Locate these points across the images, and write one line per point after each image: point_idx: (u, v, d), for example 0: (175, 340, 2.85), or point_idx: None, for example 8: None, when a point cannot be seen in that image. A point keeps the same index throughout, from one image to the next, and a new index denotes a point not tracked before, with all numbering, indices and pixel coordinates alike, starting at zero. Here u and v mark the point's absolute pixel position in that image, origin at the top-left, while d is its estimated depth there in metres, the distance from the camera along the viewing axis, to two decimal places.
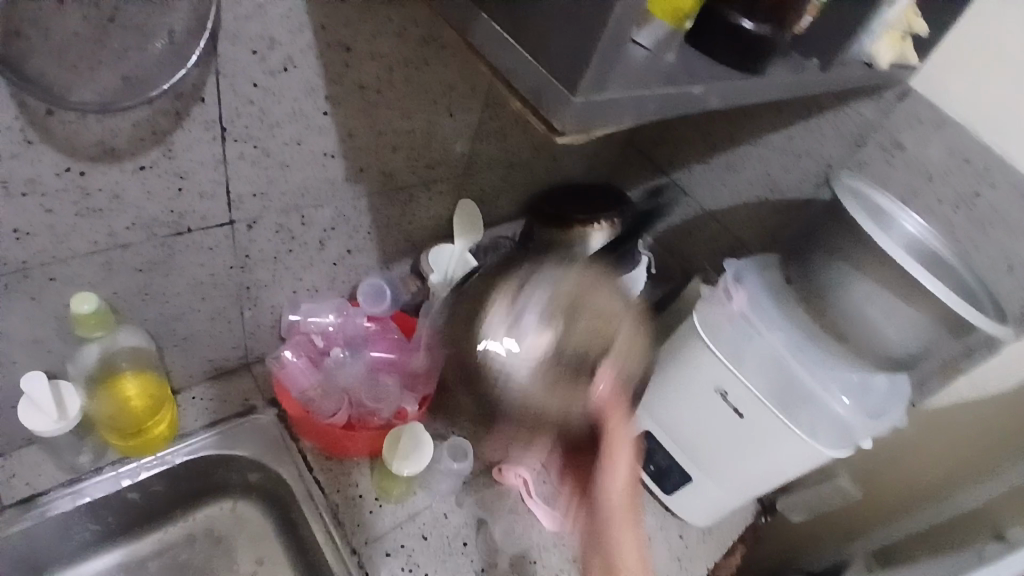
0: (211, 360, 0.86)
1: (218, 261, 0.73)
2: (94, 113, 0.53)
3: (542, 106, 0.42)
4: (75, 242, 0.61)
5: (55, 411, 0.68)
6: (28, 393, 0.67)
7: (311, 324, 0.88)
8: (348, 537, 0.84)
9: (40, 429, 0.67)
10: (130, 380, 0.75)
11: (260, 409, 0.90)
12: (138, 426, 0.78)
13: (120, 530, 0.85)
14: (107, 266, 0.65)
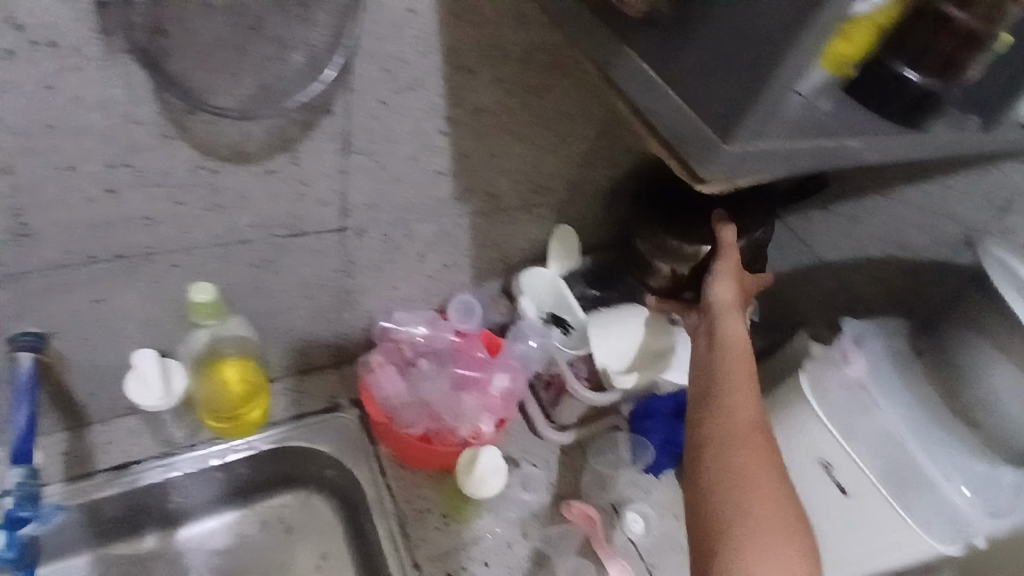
0: (305, 356, 0.89)
1: (325, 264, 0.76)
2: (234, 117, 0.57)
3: (688, 152, 0.43)
4: (199, 233, 0.66)
5: (161, 388, 0.72)
6: (139, 367, 0.71)
7: (402, 333, 0.89)
8: (410, 551, 0.83)
9: (145, 403, 0.71)
10: (230, 365, 0.77)
11: (344, 409, 0.93)
12: (233, 411, 0.79)
13: (202, 506, 0.89)
14: (224, 259, 0.69)
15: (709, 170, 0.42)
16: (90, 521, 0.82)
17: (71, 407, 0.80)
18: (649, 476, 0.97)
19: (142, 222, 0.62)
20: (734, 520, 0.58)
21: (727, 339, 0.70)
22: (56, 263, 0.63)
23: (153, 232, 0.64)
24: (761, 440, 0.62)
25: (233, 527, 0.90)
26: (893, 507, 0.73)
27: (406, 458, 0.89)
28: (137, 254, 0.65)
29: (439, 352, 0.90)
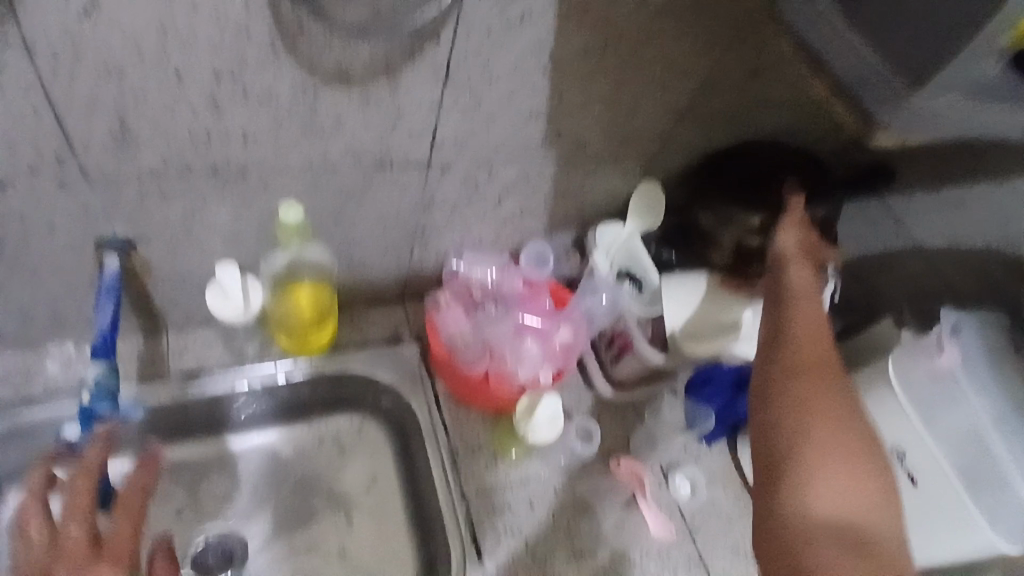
0: (374, 288, 0.90)
1: (406, 198, 0.76)
2: (351, 35, 0.58)
3: (866, 94, 0.52)
4: (290, 154, 0.66)
5: (241, 302, 0.75)
6: (221, 280, 0.74)
7: (472, 274, 0.89)
8: (460, 484, 0.86)
9: (225, 315, 0.74)
10: (306, 287, 0.79)
11: (405, 342, 0.94)
12: (304, 331, 0.82)
13: (265, 418, 0.93)
14: (310, 184, 0.70)
15: (887, 115, 0.51)
16: (165, 420, 0.87)
17: (156, 312, 0.84)
18: (700, 444, 0.96)
19: (238, 138, 0.63)
20: (805, 445, 0.57)
21: (794, 281, 0.70)
22: (155, 170, 0.65)
23: (248, 149, 0.65)
24: (832, 377, 0.62)
25: (291, 441, 0.94)
26: (963, 503, 0.72)
27: (463, 397, 0.91)
28: (232, 171, 0.66)
29: (507, 297, 0.89)
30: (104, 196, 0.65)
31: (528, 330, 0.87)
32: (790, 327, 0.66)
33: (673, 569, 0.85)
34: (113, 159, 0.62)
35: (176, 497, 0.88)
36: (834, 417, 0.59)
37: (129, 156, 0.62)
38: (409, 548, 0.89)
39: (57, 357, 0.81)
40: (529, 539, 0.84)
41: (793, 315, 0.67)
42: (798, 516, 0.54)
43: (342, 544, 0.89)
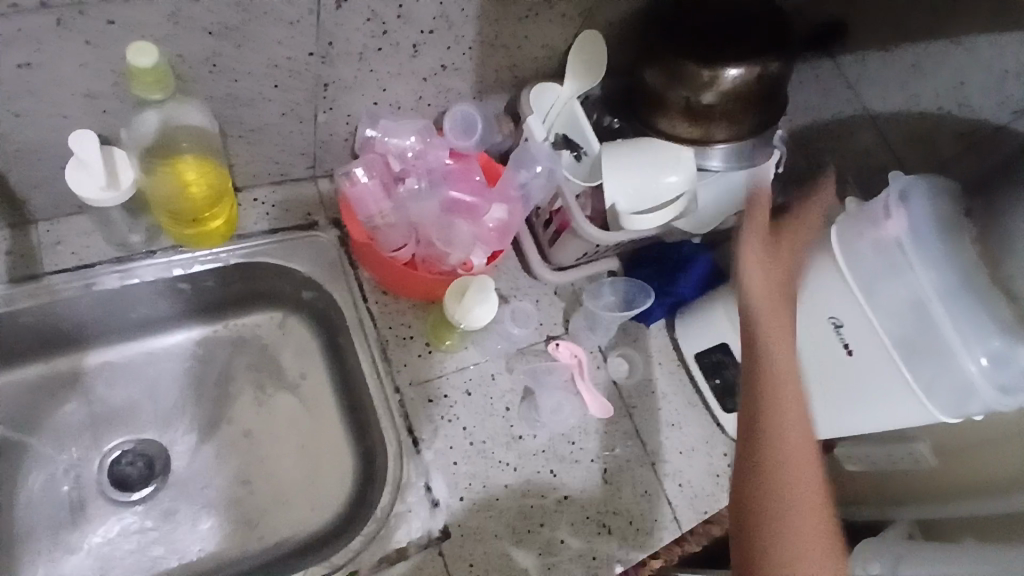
0: (279, 163, 0.79)
1: (299, 43, 0.64)
2: None
3: None
4: None
5: (108, 179, 0.63)
6: (79, 154, 0.61)
7: (389, 143, 0.78)
8: (391, 374, 0.80)
9: (89, 196, 0.62)
10: (188, 163, 0.68)
11: (322, 228, 0.84)
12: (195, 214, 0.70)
13: (169, 318, 0.84)
14: (171, 19, 0.57)
15: None
16: (46, 326, 0.76)
17: (11, 200, 0.71)
18: (640, 324, 0.93)
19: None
20: (786, 484, 0.62)
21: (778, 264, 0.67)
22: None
23: None
24: (789, 388, 0.65)
25: (202, 344, 0.86)
26: (897, 368, 0.72)
27: (390, 286, 0.83)
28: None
29: (432, 172, 0.80)
30: None
31: (457, 208, 0.78)
32: (762, 351, 0.66)
33: (612, 446, 0.84)
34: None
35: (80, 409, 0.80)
36: (806, 476, 0.62)
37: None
38: (342, 445, 0.83)
39: None
40: (467, 427, 0.80)
41: (760, 303, 0.65)
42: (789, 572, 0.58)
43: (268, 443, 0.83)
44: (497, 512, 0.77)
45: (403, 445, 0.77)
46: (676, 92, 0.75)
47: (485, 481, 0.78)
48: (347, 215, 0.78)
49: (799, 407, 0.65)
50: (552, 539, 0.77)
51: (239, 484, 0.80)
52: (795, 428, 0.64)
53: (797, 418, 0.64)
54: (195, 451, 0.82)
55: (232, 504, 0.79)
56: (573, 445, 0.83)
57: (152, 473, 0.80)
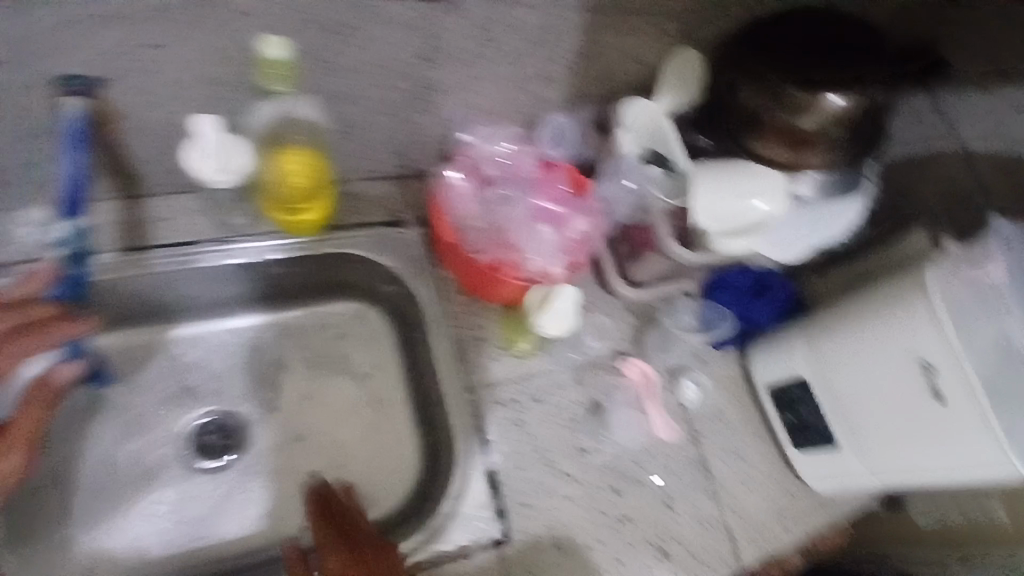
0: (373, 161, 0.82)
1: (409, 43, 0.67)
2: None
3: None
4: None
5: (216, 162, 0.67)
6: (199, 132, 0.66)
7: (483, 150, 0.80)
8: (463, 374, 0.81)
9: (199, 171, 0.67)
10: (294, 156, 0.71)
11: (407, 225, 0.87)
12: (291, 203, 0.74)
13: (255, 298, 0.88)
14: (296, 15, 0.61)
15: None
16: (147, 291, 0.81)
17: (128, 174, 0.76)
18: (712, 350, 0.91)
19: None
20: None
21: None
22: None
23: None
24: None
25: (282, 327, 0.90)
26: (988, 428, 0.64)
27: (469, 286, 0.84)
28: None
29: (521, 178, 0.82)
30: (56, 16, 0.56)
31: (546, 215, 0.80)
32: None
33: (675, 470, 0.82)
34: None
35: (171, 375, 0.85)
36: None
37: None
38: (407, 439, 0.86)
39: None
40: (536, 435, 0.80)
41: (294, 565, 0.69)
42: None
43: (338, 429, 0.86)
44: (554, 523, 0.76)
45: (472, 448, 0.78)
46: (774, 111, 0.72)
47: (547, 491, 0.78)
48: (438, 212, 0.79)
49: None
50: (609, 558, 0.76)
51: (305, 466, 0.83)
52: None
53: None
54: (268, 428, 0.85)
55: (299, 482, 0.82)
56: (637, 464, 0.82)
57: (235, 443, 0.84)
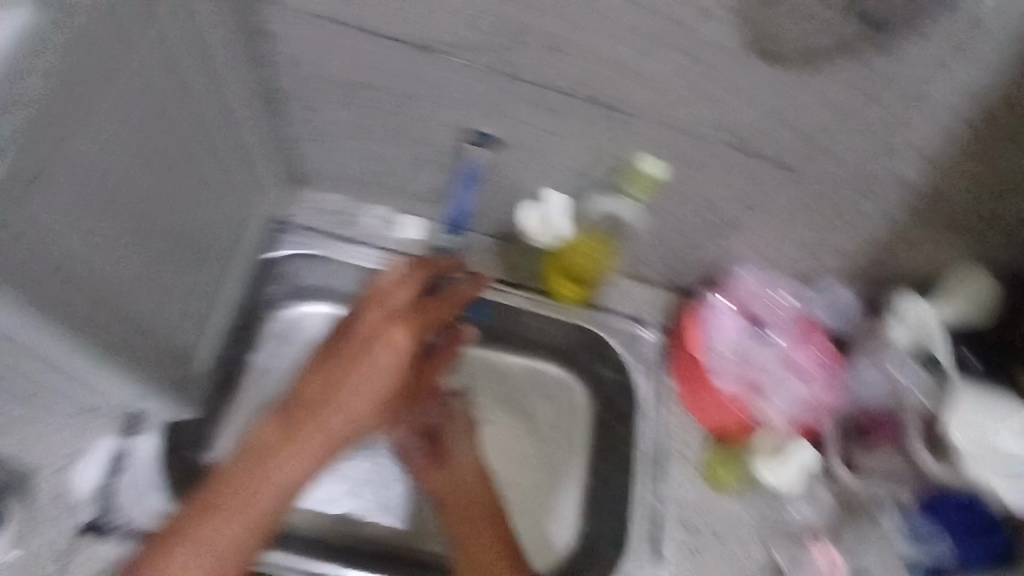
0: (649, 265, 0.90)
1: (736, 190, 0.75)
2: (792, 22, 0.56)
3: None
4: (667, 111, 0.67)
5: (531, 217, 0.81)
6: (545, 195, 0.80)
7: (758, 291, 0.86)
8: (655, 482, 0.84)
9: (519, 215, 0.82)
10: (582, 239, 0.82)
11: (652, 328, 0.93)
12: (560, 272, 0.89)
13: (490, 334, 0.99)
14: (672, 145, 0.70)
15: None
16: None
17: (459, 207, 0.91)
18: None
19: (639, 82, 0.64)
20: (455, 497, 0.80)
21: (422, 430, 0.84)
22: (551, 84, 0.68)
23: (626, 91, 0.66)
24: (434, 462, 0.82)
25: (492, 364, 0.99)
26: None
27: (687, 401, 0.88)
28: (611, 109, 0.68)
29: (779, 325, 0.86)
30: (494, 91, 0.70)
31: (796, 368, 0.84)
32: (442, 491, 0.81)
33: None
34: (534, 63, 0.66)
35: None
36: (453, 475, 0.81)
37: (543, 63, 0.65)
38: (571, 515, 0.90)
39: (374, 215, 0.95)
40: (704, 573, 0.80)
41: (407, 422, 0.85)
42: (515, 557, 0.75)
43: (510, 477, 0.92)
44: None
45: (639, 553, 0.80)
46: None
47: None
48: (691, 325, 0.87)
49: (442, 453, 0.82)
50: None
51: None
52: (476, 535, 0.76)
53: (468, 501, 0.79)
54: None
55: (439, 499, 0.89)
56: None
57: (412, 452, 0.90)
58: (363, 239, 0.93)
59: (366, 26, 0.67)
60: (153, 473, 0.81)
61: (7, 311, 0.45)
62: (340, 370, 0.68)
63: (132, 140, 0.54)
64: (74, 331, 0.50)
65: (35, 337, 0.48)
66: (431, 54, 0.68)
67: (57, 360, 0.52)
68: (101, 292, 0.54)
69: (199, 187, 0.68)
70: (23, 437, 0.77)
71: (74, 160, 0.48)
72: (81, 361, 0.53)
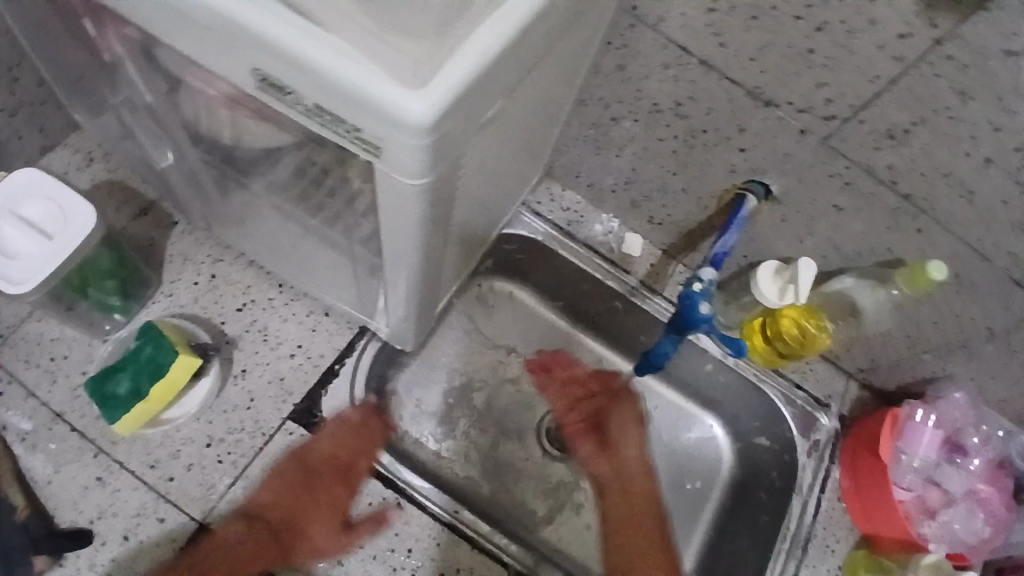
0: (850, 355, 0.92)
1: (990, 319, 0.77)
2: None
3: None
4: (973, 232, 0.70)
5: (774, 274, 0.85)
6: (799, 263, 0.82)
7: (959, 413, 0.87)
8: (798, 564, 0.87)
9: (764, 266, 0.86)
10: (810, 319, 0.86)
11: (831, 413, 0.93)
12: (769, 329, 0.89)
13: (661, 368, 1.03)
14: (957, 260, 0.74)
15: None
16: (609, 307, 1.01)
17: (691, 245, 0.95)
18: None
19: (961, 192, 0.68)
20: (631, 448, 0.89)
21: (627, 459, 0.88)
22: (871, 168, 0.71)
23: (952, 202, 0.69)
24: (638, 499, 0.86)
25: (653, 393, 1.04)
26: None
27: (849, 498, 0.89)
28: (916, 211, 0.72)
29: (972, 454, 0.86)
30: (810, 155, 0.74)
31: (976, 502, 0.84)
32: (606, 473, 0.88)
33: None
34: (866, 149, 0.70)
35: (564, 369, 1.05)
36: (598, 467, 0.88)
37: (873, 149, 0.69)
38: (688, 560, 0.96)
39: (602, 224, 0.99)
40: None
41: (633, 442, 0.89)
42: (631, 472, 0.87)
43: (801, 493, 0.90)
44: None
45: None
46: None
47: None
48: (885, 431, 0.85)
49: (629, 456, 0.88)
50: None
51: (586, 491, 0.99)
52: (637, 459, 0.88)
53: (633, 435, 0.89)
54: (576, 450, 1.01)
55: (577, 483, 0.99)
56: None
57: (557, 453, 1.00)
58: (582, 242, 0.98)
59: (719, 65, 0.70)
60: (353, 376, 0.85)
61: (418, 218, 0.53)
62: (637, 545, 0.83)
63: (537, 100, 0.61)
64: (423, 241, 0.57)
65: (411, 234, 0.56)
66: (769, 109, 0.72)
67: (407, 249, 0.59)
68: (453, 208, 0.60)
69: (514, 172, 0.75)
70: (255, 321, 0.85)
71: (497, 119, 0.53)
72: (413, 255, 0.60)
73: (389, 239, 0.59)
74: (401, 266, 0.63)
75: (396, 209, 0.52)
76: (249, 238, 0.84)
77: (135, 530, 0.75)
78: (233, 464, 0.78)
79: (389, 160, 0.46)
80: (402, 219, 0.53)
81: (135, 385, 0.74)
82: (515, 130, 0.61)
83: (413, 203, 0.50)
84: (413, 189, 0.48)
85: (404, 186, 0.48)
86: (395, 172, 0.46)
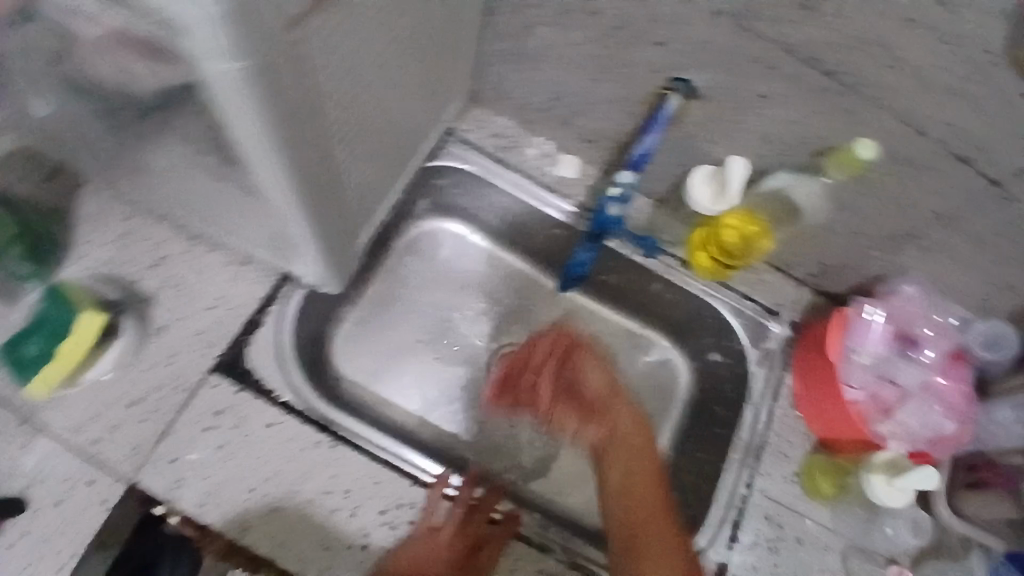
0: (797, 258, 0.88)
1: (933, 201, 0.73)
2: None
3: None
4: (903, 105, 0.65)
5: (708, 176, 0.82)
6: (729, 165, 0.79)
7: (912, 307, 0.84)
8: (752, 472, 0.83)
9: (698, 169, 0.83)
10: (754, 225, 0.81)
11: (783, 321, 0.90)
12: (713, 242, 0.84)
13: (611, 293, 1.00)
14: (892, 139, 0.69)
15: None
16: (551, 235, 0.98)
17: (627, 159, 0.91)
18: None
19: (887, 64, 0.62)
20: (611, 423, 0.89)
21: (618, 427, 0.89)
22: (790, 47, 0.66)
23: (878, 74, 0.64)
24: (643, 461, 0.85)
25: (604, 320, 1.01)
26: None
27: (803, 403, 0.86)
28: (842, 88, 0.67)
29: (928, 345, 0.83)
30: (727, 40, 0.68)
31: (934, 395, 0.81)
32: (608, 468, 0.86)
33: None
34: (783, 24, 0.64)
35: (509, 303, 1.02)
36: (634, 474, 0.84)
37: (792, 26, 0.63)
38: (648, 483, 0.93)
39: (535, 147, 0.95)
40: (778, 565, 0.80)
41: (618, 465, 0.86)
42: (622, 422, 0.89)
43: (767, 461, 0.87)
44: None
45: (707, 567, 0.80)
46: None
47: None
48: (834, 327, 0.82)
49: (644, 453, 0.86)
50: None
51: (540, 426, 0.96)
52: (641, 485, 0.83)
53: (639, 461, 0.85)
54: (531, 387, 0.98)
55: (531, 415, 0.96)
56: None
57: None
58: (516, 169, 0.94)
59: None
60: (280, 324, 0.82)
61: (261, 123, 0.49)
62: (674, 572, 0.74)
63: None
64: (285, 152, 0.52)
65: (265, 144, 0.51)
66: None
67: (269, 167, 0.54)
68: (322, 119, 0.55)
69: (408, 84, 0.71)
70: (170, 277, 0.82)
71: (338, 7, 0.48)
72: (281, 174, 0.55)
73: (251, 158, 0.54)
74: (279, 193, 0.59)
75: (234, 112, 0.48)
76: (152, 192, 0.80)
77: (66, 496, 0.73)
78: (160, 420, 0.76)
79: (197, 45, 0.41)
80: (246, 123, 0.49)
81: (44, 347, 0.73)
82: (382, 31, 0.56)
83: (248, 101, 0.46)
84: (236, 80, 0.44)
85: (227, 76, 0.43)
86: (206, 55, 0.42)
